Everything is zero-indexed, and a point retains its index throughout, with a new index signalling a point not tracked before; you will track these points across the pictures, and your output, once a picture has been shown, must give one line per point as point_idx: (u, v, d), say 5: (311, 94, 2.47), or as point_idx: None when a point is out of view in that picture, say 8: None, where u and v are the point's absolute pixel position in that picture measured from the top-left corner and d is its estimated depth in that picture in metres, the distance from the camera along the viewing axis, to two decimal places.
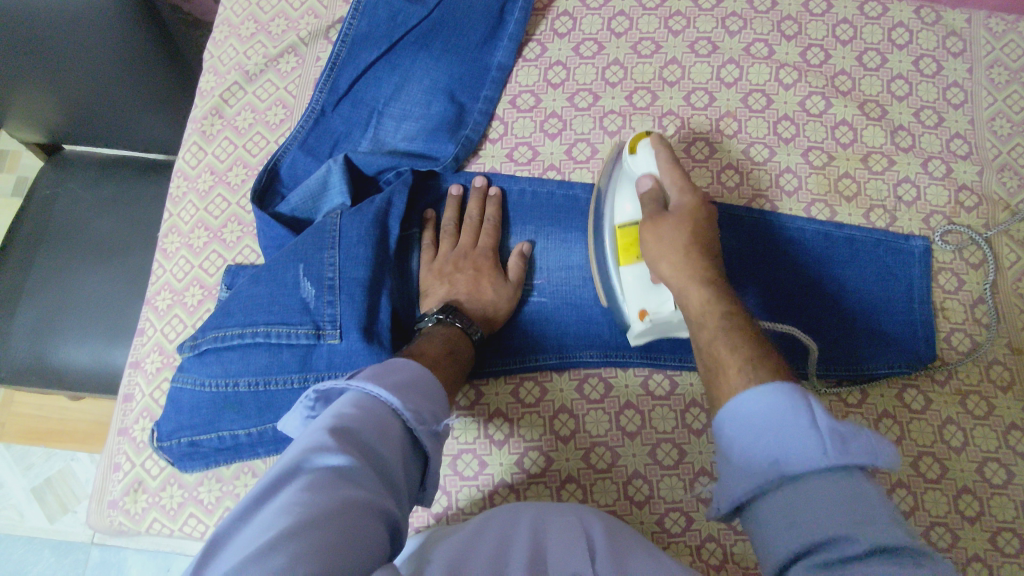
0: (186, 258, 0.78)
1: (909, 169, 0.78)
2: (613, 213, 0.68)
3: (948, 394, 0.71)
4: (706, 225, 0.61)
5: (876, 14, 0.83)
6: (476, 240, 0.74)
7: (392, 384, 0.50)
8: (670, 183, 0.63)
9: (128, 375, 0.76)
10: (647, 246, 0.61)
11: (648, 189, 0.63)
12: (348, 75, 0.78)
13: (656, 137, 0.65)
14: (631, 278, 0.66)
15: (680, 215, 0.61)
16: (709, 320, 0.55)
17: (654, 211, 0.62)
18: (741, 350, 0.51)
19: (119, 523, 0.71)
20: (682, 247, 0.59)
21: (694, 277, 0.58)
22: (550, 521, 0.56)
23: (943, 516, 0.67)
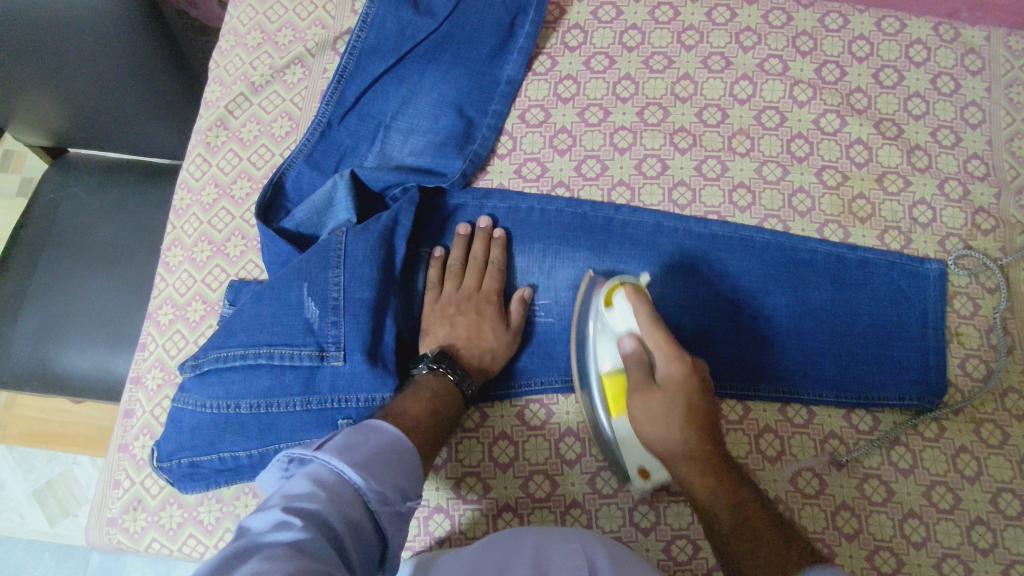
0: (189, 272, 0.77)
1: (925, 191, 0.76)
2: (596, 365, 0.68)
3: (962, 422, 0.70)
4: (699, 391, 0.61)
5: (893, 30, 0.81)
6: (480, 284, 0.72)
7: (358, 458, 0.50)
8: (653, 345, 0.63)
9: (129, 391, 0.75)
10: (641, 417, 0.62)
11: (632, 350, 0.64)
12: (355, 88, 0.77)
13: (632, 289, 0.66)
14: (624, 433, 0.66)
15: (670, 387, 0.61)
16: (721, 513, 0.55)
17: (643, 380, 0.63)
18: (760, 542, 0.52)
19: (116, 542, 0.70)
20: (677, 424, 0.60)
21: (697, 463, 0.58)
22: (552, 545, 0.55)
23: (955, 548, 0.66)
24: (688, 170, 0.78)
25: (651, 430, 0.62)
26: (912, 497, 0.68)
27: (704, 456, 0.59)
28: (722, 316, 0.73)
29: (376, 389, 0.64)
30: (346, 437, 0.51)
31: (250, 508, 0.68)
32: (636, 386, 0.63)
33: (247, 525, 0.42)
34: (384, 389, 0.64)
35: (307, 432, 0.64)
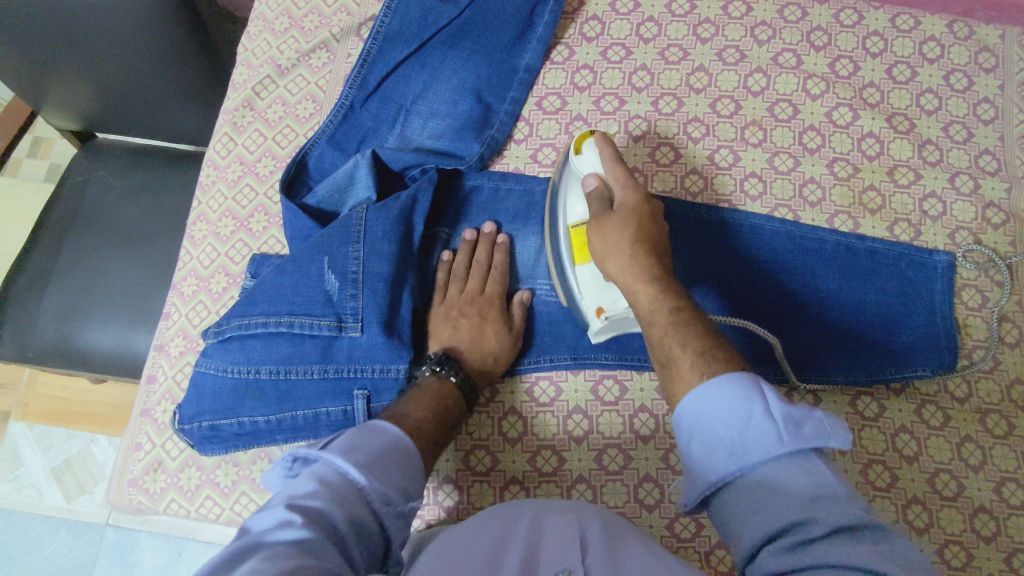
0: (213, 246, 0.80)
1: (935, 184, 0.77)
2: (565, 216, 0.70)
3: (968, 412, 0.71)
4: (651, 219, 0.63)
5: (907, 27, 0.82)
6: (483, 287, 0.73)
7: (362, 459, 0.51)
8: (615, 181, 0.66)
9: (153, 358, 0.77)
10: (594, 244, 0.63)
11: (593, 187, 0.66)
12: (378, 72, 0.79)
13: (599, 135, 0.69)
14: (588, 276, 0.68)
15: (623, 214, 0.63)
16: (658, 317, 0.56)
17: (600, 210, 0.64)
18: (692, 341, 0.52)
19: (136, 502, 0.72)
20: (627, 243, 0.61)
21: (644, 274, 0.59)
22: (549, 516, 0.56)
23: (957, 535, 0.67)
24: (700, 159, 0.79)
25: (601, 251, 0.63)
26: (916, 484, 0.68)
27: (651, 271, 0.59)
28: (731, 301, 0.74)
29: (391, 361, 0.66)
30: (349, 438, 0.53)
31: (265, 472, 0.71)
32: (592, 217, 0.65)
33: (249, 525, 0.43)
34: (399, 360, 0.66)
35: (324, 400, 0.67)
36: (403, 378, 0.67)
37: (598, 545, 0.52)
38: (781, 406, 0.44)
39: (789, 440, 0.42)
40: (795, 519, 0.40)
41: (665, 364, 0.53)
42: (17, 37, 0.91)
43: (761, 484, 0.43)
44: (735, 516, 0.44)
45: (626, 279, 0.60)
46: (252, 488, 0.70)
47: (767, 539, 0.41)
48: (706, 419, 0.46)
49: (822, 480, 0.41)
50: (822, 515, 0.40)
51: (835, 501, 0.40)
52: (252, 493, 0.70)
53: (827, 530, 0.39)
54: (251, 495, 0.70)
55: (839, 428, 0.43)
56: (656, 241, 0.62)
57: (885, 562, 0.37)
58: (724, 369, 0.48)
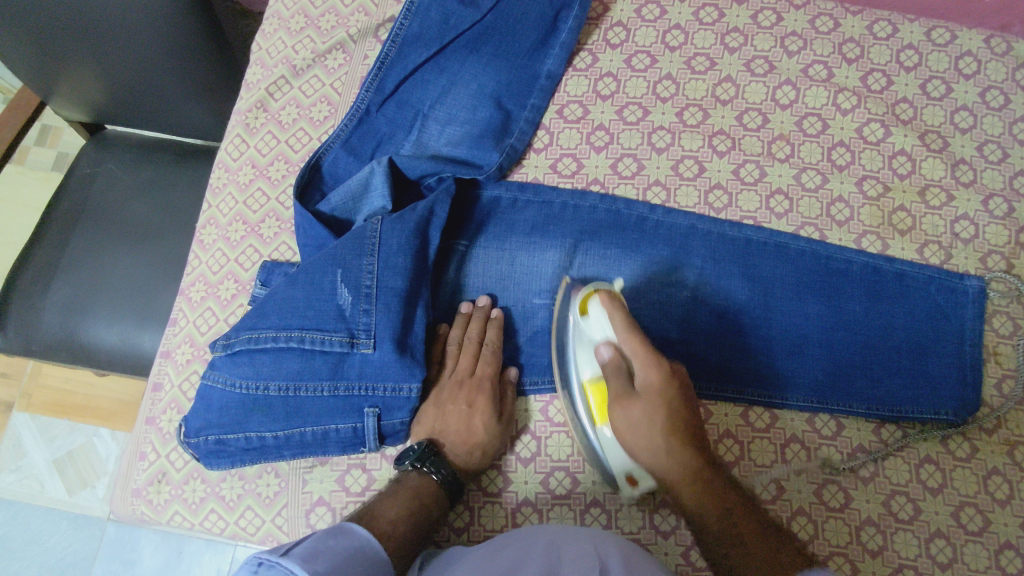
0: (222, 251, 0.78)
1: (968, 206, 0.75)
2: (578, 374, 0.66)
3: (996, 444, 0.68)
4: (679, 397, 0.59)
5: (942, 41, 0.80)
6: (474, 368, 0.69)
7: (324, 567, 0.48)
8: (630, 352, 0.61)
9: (159, 364, 0.76)
10: (623, 430, 0.60)
11: (608, 359, 0.63)
12: (395, 76, 0.77)
13: (606, 295, 0.64)
14: (610, 441, 0.64)
15: (649, 396, 0.59)
16: (710, 524, 0.56)
17: (622, 390, 0.61)
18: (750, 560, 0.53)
19: (139, 512, 0.71)
20: (660, 433, 0.58)
21: (685, 474, 0.57)
22: (566, 544, 0.55)
23: (982, 571, 0.65)
24: (725, 174, 0.77)
25: (632, 439, 0.60)
26: (942, 517, 0.66)
27: (692, 468, 0.57)
28: (754, 322, 0.72)
29: (403, 379, 0.64)
30: (311, 544, 0.50)
31: (271, 487, 0.69)
32: (616, 396, 0.61)
33: None
34: (412, 378, 0.64)
35: (333, 417, 0.65)
36: (415, 397, 0.65)
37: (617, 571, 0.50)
38: None
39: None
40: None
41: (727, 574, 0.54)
42: (13, 18, 0.88)
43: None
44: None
45: (665, 475, 0.59)
46: (257, 502, 0.69)
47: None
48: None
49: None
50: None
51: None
52: (258, 507, 0.69)
53: None
54: (256, 510, 0.69)
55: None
56: (686, 422, 0.59)
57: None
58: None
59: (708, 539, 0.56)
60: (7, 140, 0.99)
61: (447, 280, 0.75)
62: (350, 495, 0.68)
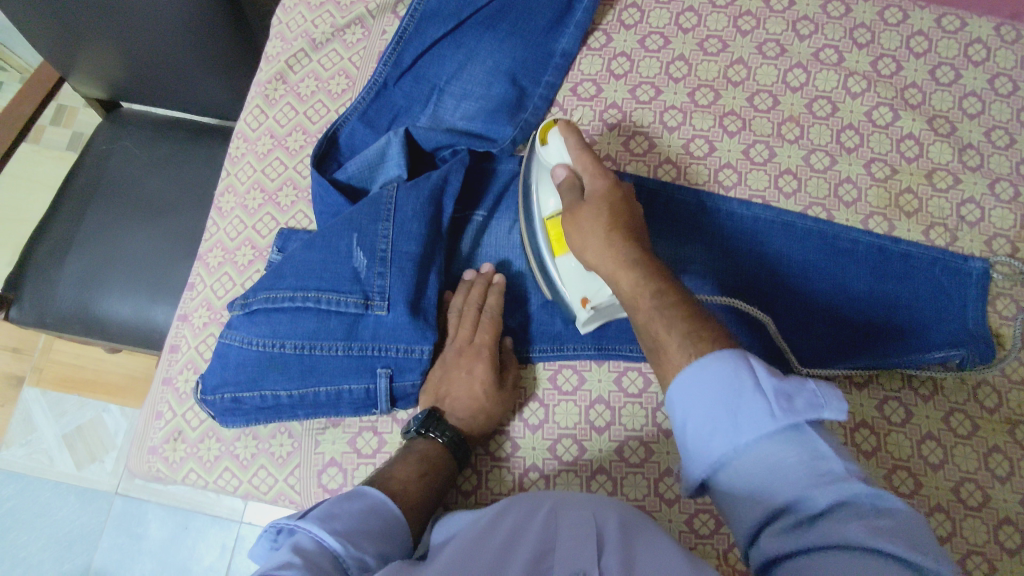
0: (240, 218, 0.79)
1: (974, 190, 0.76)
2: (540, 208, 0.70)
3: (997, 422, 0.70)
4: (625, 203, 0.62)
5: (953, 28, 0.81)
6: (473, 335, 0.69)
7: (340, 526, 0.51)
8: (584, 169, 0.65)
9: (175, 328, 0.77)
10: (571, 235, 0.62)
11: (563, 177, 0.65)
12: (413, 51, 0.79)
13: (564, 125, 0.68)
14: (568, 267, 0.68)
15: (596, 201, 0.62)
16: (642, 301, 0.54)
17: (571, 201, 0.63)
18: (676, 321, 0.50)
19: (155, 469, 0.73)
20: (604, 230, 0.59)
21: (623, 258, 0.57)
22: (564, 511, 0.55)
23: (981, 545, 0.66)
24: (735, 153, 0.78)
25: (582, 243, 0.61)
26: (942, 492, 0.68)
27: (629, 254, 0.57)
28: (760, 298, 0.73)
29: (415, 341, 0.66)
30: (327, 506, 0.53)
31: (284, 447, 0.71)
32: (569, 208, 0.63)
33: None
34: (424, 339, 0.66)
35: (347, 377, 0.66)
36: (427, 358, 0.67)
37: (615, 540, 0.51)
38: (774, 380, 0.43)
39: (782, 414, 0.41)
40: (797, 497, 0.39)
41: (653, 347, 0.51)
42: None
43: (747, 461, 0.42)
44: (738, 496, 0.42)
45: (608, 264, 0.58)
46: (270, 462, 0.71)
47: (766, 520, 0.40)
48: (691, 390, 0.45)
49: (822, 453, 0.40)
50: (822, 488, 0.39)
51: (838, 476, 0.39)
52: (271, 467, 0.71)
53: (827, 504, 0.38)
54: (269, 469, 0.71)
55: (832, 400, 0.42)
56: (630, 221, 0.60)
57: (884, 532, 0.36)
58: (713, 346, 0.47)
59: (643, 313, 0.53)
60: (25, 115, 1.01)
61: (460, 249, 0.76)
62: (361, 457, 0.70)
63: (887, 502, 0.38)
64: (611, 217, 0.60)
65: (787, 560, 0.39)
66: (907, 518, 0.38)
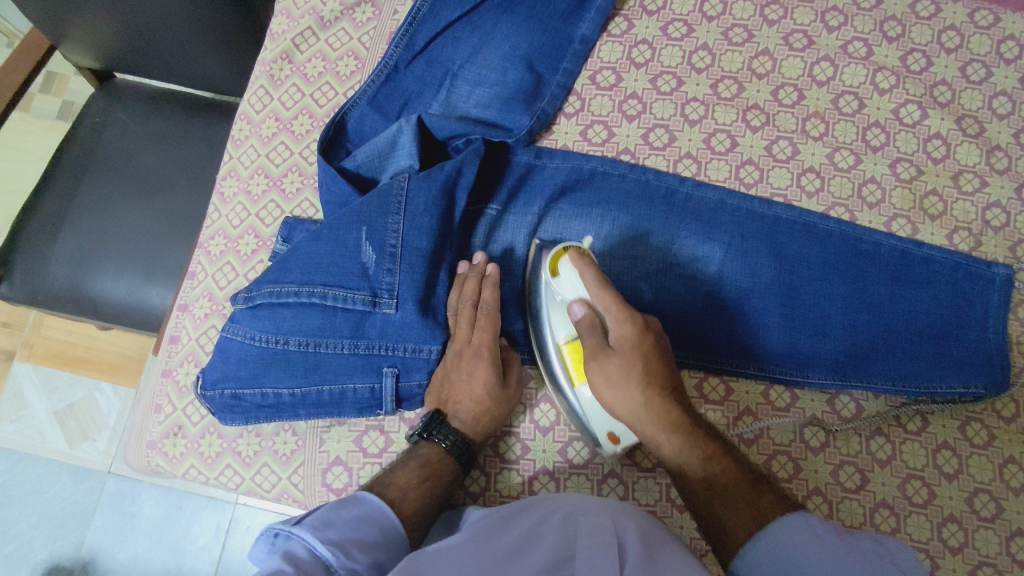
0: (243, 205, 0.76)
1: (1001, 193, 0.74)
2: (552, 334, 0.66)
3: (1014, 433, 0.69)
4: (654, 353, 0.60)
5: (986, 23, 0.78)
6: (470, 331, 0.65)
7: (334, 535, 0.50)
8: (604, 309, 0.61)
9: (175, 317, 0.75)
10: (602, 388, 0.61)
11: (583, 319, 0.62)
12: (426, 32, 0.75)
13: (576, 253, 0.63)
14: (589, 400, 0.64)
15: (625, 352, 0.60)
16: (690, 471, 0.58)
17: (597, 347, 0.61)
18: (732, 498, 0.55)
19: (155, 464, 0.72)
20: (638, 388, 0.59)
21: (663, 426, 0.59)
22: (582, 517, 0.53)
23: (992, 557, 0.65)
24: (757, 149, 0.76)
25: (614, 399, 0.60)
26: (955, 502, 0.67)
27: (670, 418, 0.59)
28: (780, 300, 0.71)
29: (424, 340, 0.65)
30: (324, 513, 0.52)
31: (288, 445, 0.69)
32: (592, 353, 0.61)
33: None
34: (433, 339, 0.65)
35: (352, 376, 0.64)
36: (435, 358, 0.65)
37: (634, 554, 0.49)
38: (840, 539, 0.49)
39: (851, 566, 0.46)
40: None
41: (709, 521, 0.56)
42: None
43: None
44: None
45: (648, 429, 0.60)
46: (274, 459, 0.69)
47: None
48: (771, 558, 0.50)
49: None
50: None
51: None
52: (274, 464, 0.69)
53: None
54: (272, 466, 0.69)
55: (905, 556, 0.46)
56: (663, 378, 0.60)
57: None
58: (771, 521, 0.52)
59: (694, 485, 0.58)
60: (15, 86, 0.97)
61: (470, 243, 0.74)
62: (367, 456, 0.68)
63: None
64: (644, 376, 0.59)
65: None
66: None
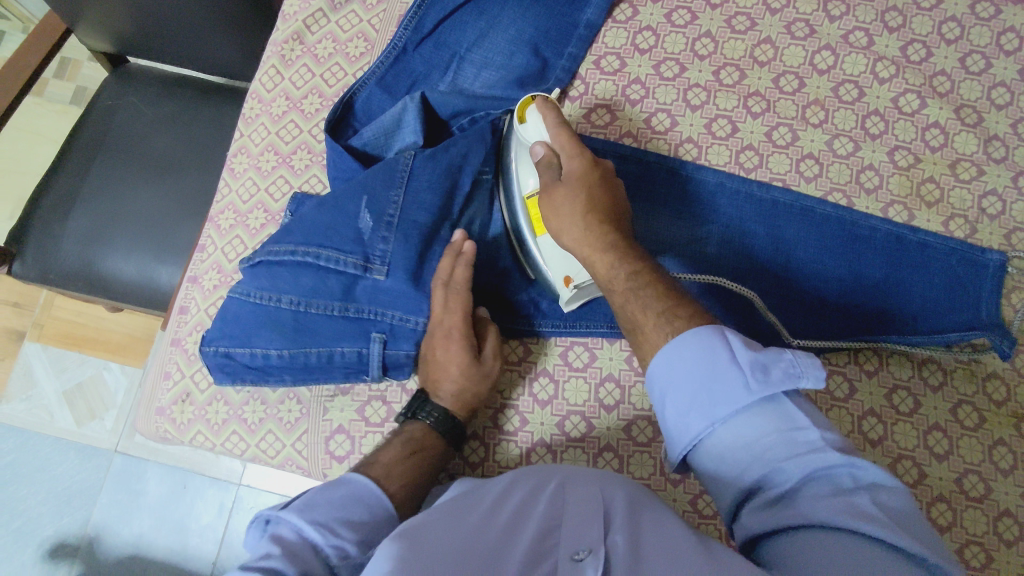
0: (253, 180, 0.78)
1: (998, 182, 0.75)
2: (520, 188, 0.70)
3: (1003, 416, 0.70)
4: (601, 184, 0.63)
5: (986, 15, 0.79)
6: (448, 305, 0.65)
7: (321, 515, 0.51)
8: (561, 146, 0.64)
9: (185, 289, 0.77)
10: (548, 218, 0.63)
11: (540, 155, 0.65)
12: (434, 16, 0.78)
13: (541, 100, 0.67)
14: (549, 246, 0.67)
15: (572, 182, 0.63)
16: (617, 282, 0.58)
17: (549, 179, 0.64)
18: (652, 304, 0.54)
19: (163, 430, 0.74)
20: (580, 210, 0.61)
21: (598, 243, 0.60)
22: (570, 487, 0.54)
23: (979, 536, 0.67)
24: (758, 135, 0.77)
25: (559, 228, 0.62)
26: (944, 483, 0.68)
27: (607, 239, 0.60)
28: (778, 281, 0.73)
29: (413, 312, 0.66)
30: (308, 496, 0.53)
31: (293, 413, 0.71)
32: (544, 186, 0.64)
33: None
34: (417, 312, 0.66)
35: (342, 340, 0.66)
36: (421, 330, 0.67)
37: (620, 519, 0.50)
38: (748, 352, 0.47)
39: (758, 386, 0.45)
40: (772, 470, 0.43)
41: (632, 331, 0.55)
42: None
43: (724, 436, 0.46)
44: (721, 472, 0.46)
45: (585, 250, 0.61)
46: (278, 427, 0.71)
47: (744, 495, 0.45)
48: (675, 366, 0.49)
49: (798, 426, 0.44)
50: (798, 462, 0.43)
51: (809, 449, 0.43)
52: (279, 432, 0.71)
53: (801, 477, 0.43)
54: (277, 434, 0.71)
55: (809, 368, 0.45)
56: (607, 208, 0.61)
57: (863, 504, 0.40)
58: (688, 325, 0.50)
59: (620, 297, 0.57)
60: (31, 67, 0.99)
61: (453, 216, 0.70)
62: (368, 425, 0.70)
63: (858, 468, 0.43)
64: (587, 201, 0.61)
65: (765, 532, 0.43)
66: (891, 492, 0.42)
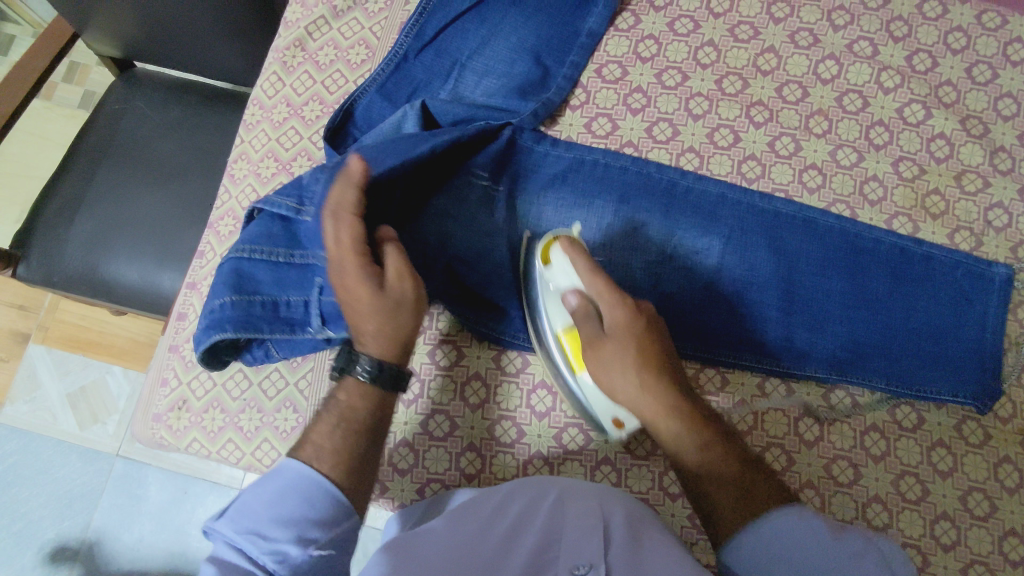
0: (253, 186, 0.79)
1: (1004, 194, 0.74)
2: (550, 324, 0.67)
3: (1009, 433, 0.69)
4: (646, 333, 0.61)
5: (992, 26, 0.78)
6: (339, 236, 0.58)
7: (251, 523, 0.54)
8: (597, 294, 0.62)
9: (184, 295, 0.77)
10: (595, 370, 0.62)
11: (577, 307, 0.63)
12: (435, 24, 0.78)
13: (567, 243, 0.64)
14: (590, 387, 0.66)
15: (617, 336, 0.61)
16: (686, 459, 0.58)
17: (592, 334, 0.62)
18: (728, 484, 0.56)
19: (159, 437, 0.73)
20: (632, 369, 0.59)
21: (661, 410, 0.59)
22: (570, 501, 0.54)
23: (984, 555, 0.66)
24: (760, 145, 0.76)
25: (613, 388, 0.62)
26: (948, 501, 0.67)
27: (666, 403, 0.59)
28: (779, 294, 0.72)
29: None
30: (241, 501, 0.56)
31: (289, 421, 0.71)
32: (588, 339, 0.62)
33: None
34: None
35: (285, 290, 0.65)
36: None
37: (621, 536, 0.50)
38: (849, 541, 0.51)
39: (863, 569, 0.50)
40: None
41: (706, 511, 0.57)
42: None
43: None
44: None
45: (645, 416, 0.60)
46: (274, 435, 0.71)
47: None
48: (765, 552, 0.51)
49: None
50: None
51: None
52: (274, 440, 0.71)
53: None
54: (273, 442, 0.70)
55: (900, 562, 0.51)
56: (659, 366, 0.60)
57: None
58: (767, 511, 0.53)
59: (688, 475, 0.58)
60: (38, 71, 0.99)
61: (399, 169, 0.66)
62: None
63: None
64: (639, 360, 0.60)
65: None
66: None
